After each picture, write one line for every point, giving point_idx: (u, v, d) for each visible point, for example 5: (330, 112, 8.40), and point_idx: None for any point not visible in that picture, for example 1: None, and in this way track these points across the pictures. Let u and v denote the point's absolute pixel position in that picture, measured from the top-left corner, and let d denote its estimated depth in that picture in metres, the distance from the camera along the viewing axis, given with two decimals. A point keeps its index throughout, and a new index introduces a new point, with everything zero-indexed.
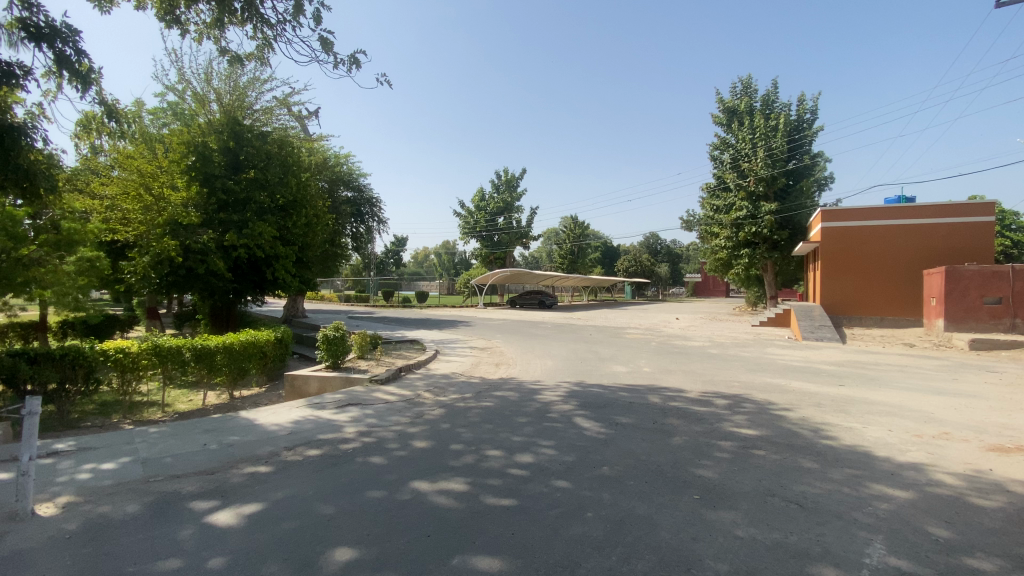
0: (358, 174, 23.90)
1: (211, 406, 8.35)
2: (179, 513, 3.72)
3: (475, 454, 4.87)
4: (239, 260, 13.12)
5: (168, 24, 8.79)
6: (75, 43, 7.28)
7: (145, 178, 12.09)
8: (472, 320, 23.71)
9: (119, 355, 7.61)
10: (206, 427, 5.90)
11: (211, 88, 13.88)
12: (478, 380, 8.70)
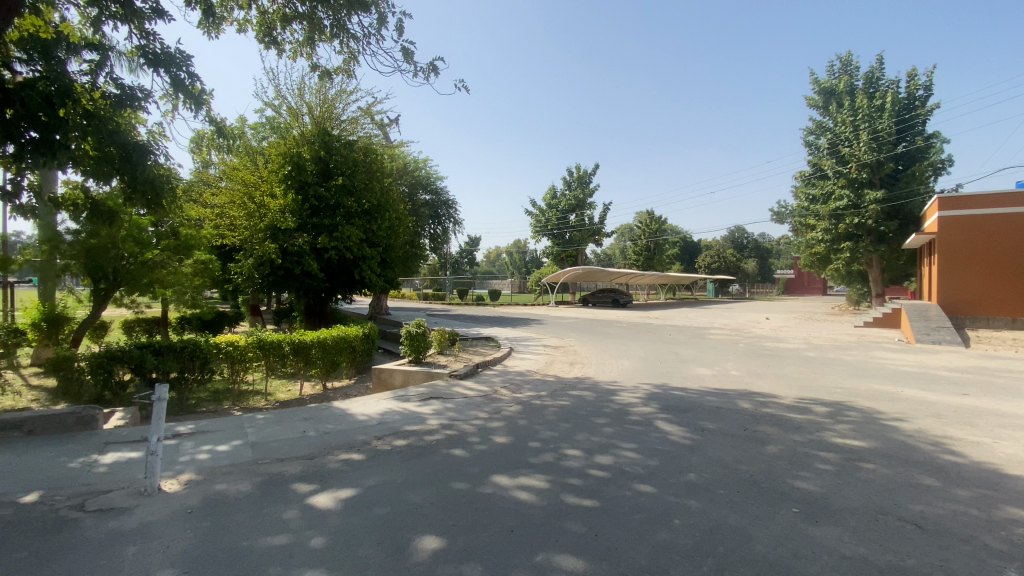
0: (435, 177, 24.79)
1: (307, 396, 9.04)
2: (284, 493, 4.05)
3: (555, 452, 4.85)
4: (330, 261, 14.03)
5: (267, 45, 9.57)
6: (187, 67, 8.16)
7: (248, 188, 13.53)
8: (545, 318, 23.72)
9: (229, 348, 8.44)
10: (304, 415, 6.38)
11: (304, 102, 15.05)
12: (554, 378, 8.69)
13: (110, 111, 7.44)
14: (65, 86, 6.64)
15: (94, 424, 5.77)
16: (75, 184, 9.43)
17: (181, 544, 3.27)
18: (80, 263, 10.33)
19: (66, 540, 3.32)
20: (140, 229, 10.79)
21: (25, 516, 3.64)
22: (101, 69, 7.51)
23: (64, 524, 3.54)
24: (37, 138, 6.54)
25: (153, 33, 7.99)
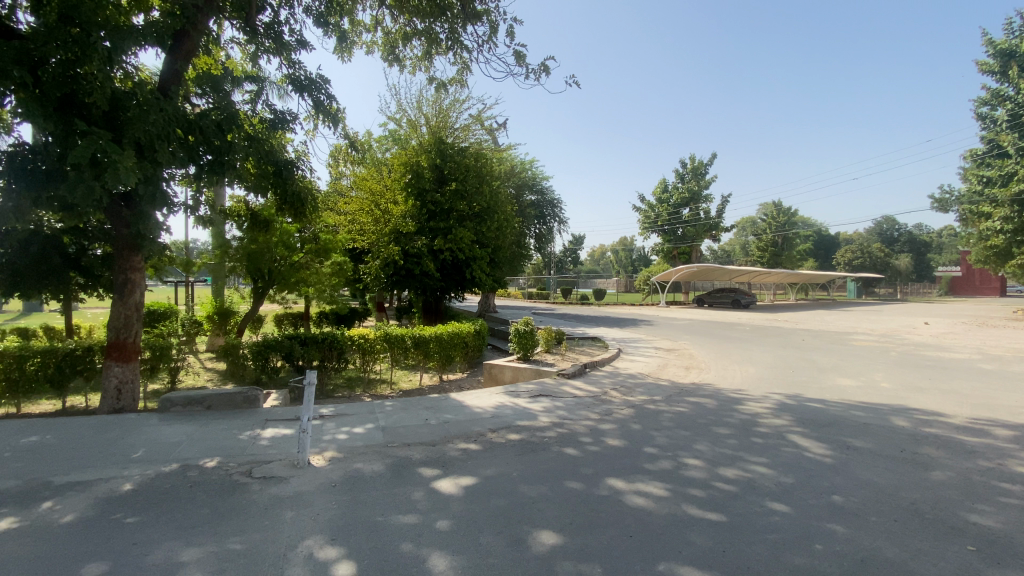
0: (542, 178, 25.12)
1: (426, 387, 9.67)
2: (411, 476, 4.37)
3: (673, 460, 4.64)
4: (445, 261, 14.85)
5: (391, 62, 10.41)
6: (326, 90, 9.18)
7: (376, 197, 14.61)
8: (655, 319, 22.81)
9: (361, 340, 9.32)
10: (425, 404, 6.83)
11: (422, 114, 16.20)
12: (668, 383, 8.32)
13: (267, 133, 8.66)
14: (231, 114, 7.74)
15: (256, 403, 6.72)
16: (237, 198, 10.92)
17: (327, 513, 3.68)
18: (244, 264, 12.16)
19: (239, 501, 3.91)
20: (290, 235, 12.35)
21: (209, 477, 4.36)
22: (259, 97, 8.72)
23: (237, 487, 4.18)
24: (212, 160, 7.73)
25: (299, 61, 9.07)
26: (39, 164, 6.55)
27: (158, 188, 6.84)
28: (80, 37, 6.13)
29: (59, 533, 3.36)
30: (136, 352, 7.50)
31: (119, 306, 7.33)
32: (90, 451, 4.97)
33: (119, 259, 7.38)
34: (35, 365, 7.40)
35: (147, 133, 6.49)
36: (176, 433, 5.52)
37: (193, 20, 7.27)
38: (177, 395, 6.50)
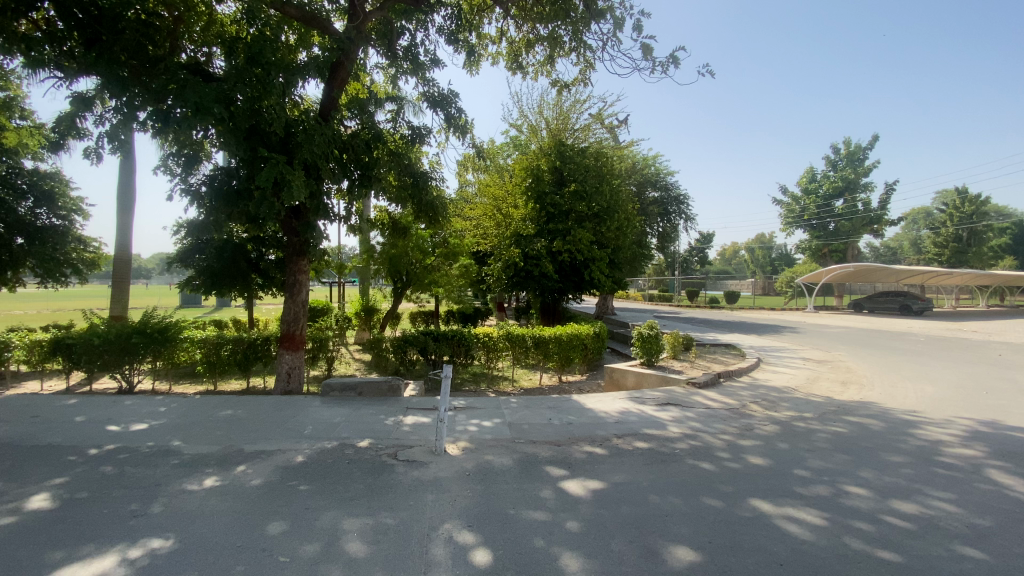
0: (666, 174, 24.02)
1: (546, 386, 9.80)
2: (540, 474, 4.46)
3: (829, 486, 4.12)
4: (564, 263, 14.89)
5: (514, 70, 10.76)
6: (456, 104, 9.79)
7: (497, 202, 15.22)
8: (798, 326, 20.45)
9: (486, 338, 9.77)
10: (550, 404, 6.92)
11: (543, 118, 16.51)
12: (818, 399, 7.40)
13: (406, 148, 9.50)
14: (377, 132, 8.81)
15: (398, 392, 7.41)
16: (379, 208, 12.04)
17: (463, 501, 3.92)
18: (385, 267, 13.42)
19: (387, 480, 4.33)
20: (423, 240, 13.40)
21: (362, 456, 4.90)
22: (399, 115, 9.58)
23: (385, 467, 4.64)
24: (360, 174, 8.63)
25: (433, 79, 9.78)
26: (231, 185, 7.81)
27: (320, 202, 7.89)
28: (263, 76, 7.27)
29: (251, 492, 4.03)
30: (302, 342, 8.69)
31: (290, 303, 8.58)
32: (270, 425, 5.89)
33: (290, 264, 8.60)
34: (229, 350, 8.95)
35: (312, 154, 7.47)
36: (334, 414, 6.30)
37: (347, 50, 8.15)
38: (335, 381, 7.41)
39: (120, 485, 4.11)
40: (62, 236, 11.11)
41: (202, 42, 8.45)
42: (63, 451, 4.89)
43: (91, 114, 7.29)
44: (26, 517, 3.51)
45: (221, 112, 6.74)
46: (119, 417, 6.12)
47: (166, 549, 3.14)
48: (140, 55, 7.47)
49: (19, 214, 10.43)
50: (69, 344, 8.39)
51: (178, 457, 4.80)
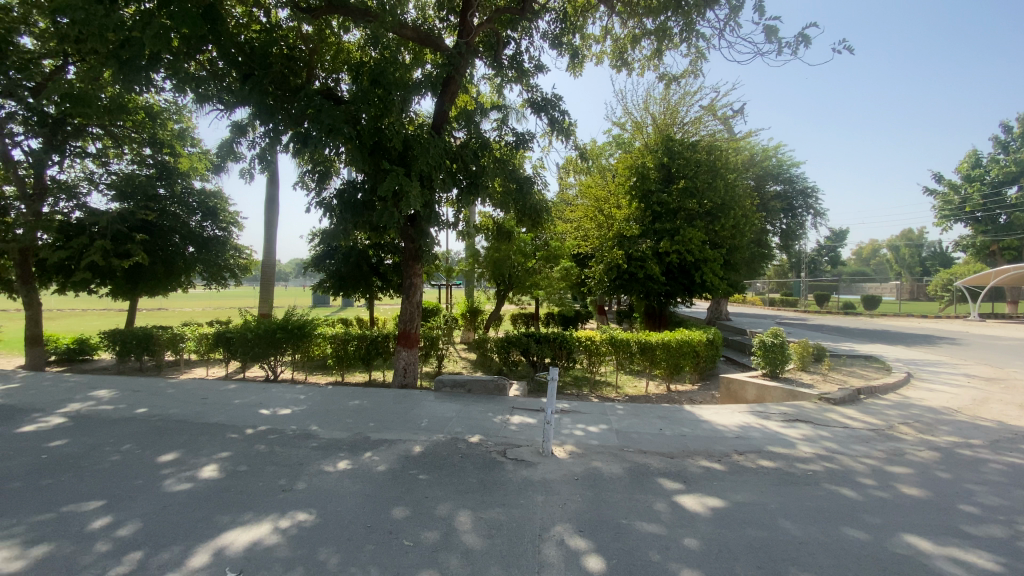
0: (789, 165, 21.91)
1: (653, 395, 9.40)
2: (652, 485, 4.30)
3: (1009, 528, 3.46)
4: (672, 265, 14.20)
5: (619, 68, 10.54)
6: (560, 106, 9.83)
7: (598, 203, 15.16)
8: (960, 337, 17.40)
9: (588, 342, 9.58)
10: (660, 413, 6.65)
11: (648, 114, 15.99)
12: (992, 424, 6.24)
13: (511, 154, 9.74)
14: (484, 141, 9.17)
15: (506, 391, 7.60)
16: (484, 214, 12.43)
17: (573, 505, 3.90)
18: (490, 270, 13.84)
19: (498, 477, 4.46)
20: (525, 244, 13.62)
21: (474, 451, 5.10)
22: (504, 123, 9.85)
23: (495, 464, 4.78)
24: (468, 182, 8.98)
25: (537, 84, 9.91)
26: (356, 196, 8.61)
27: (432, 210, 8.38)
28: (384, 96, 7.97)
29: (377, 478, 4.38)
30: (417, 340, 9.27)
31: (406, 303, 9.21)
32: (390, 416, 6.36)
33: (406, 268, 9.22)
34: (355, 345, 9.83)
35: (426, 166, 7.96)
36: (446, 410, 6.64)
37: (457, 65, 8.54)
38: (446, 377, 7.80)
39: (271, 462, 4.70)
40: (221, 244, 12.98)
41: (332, 69, 9.37)
42: (226, 429, 5.72)
43: (244, 139, 8.43)
44: (202, 484, 4.15)
45: (350, 131, 7.48)
46: (268, 402, 7.02)
47: (309, 522, 3.53)
48: (284, 86, 8.52)
49: (191, 227, 12.38)
50: (228, 337, 9.80)
51: (315, 441, 5.38)
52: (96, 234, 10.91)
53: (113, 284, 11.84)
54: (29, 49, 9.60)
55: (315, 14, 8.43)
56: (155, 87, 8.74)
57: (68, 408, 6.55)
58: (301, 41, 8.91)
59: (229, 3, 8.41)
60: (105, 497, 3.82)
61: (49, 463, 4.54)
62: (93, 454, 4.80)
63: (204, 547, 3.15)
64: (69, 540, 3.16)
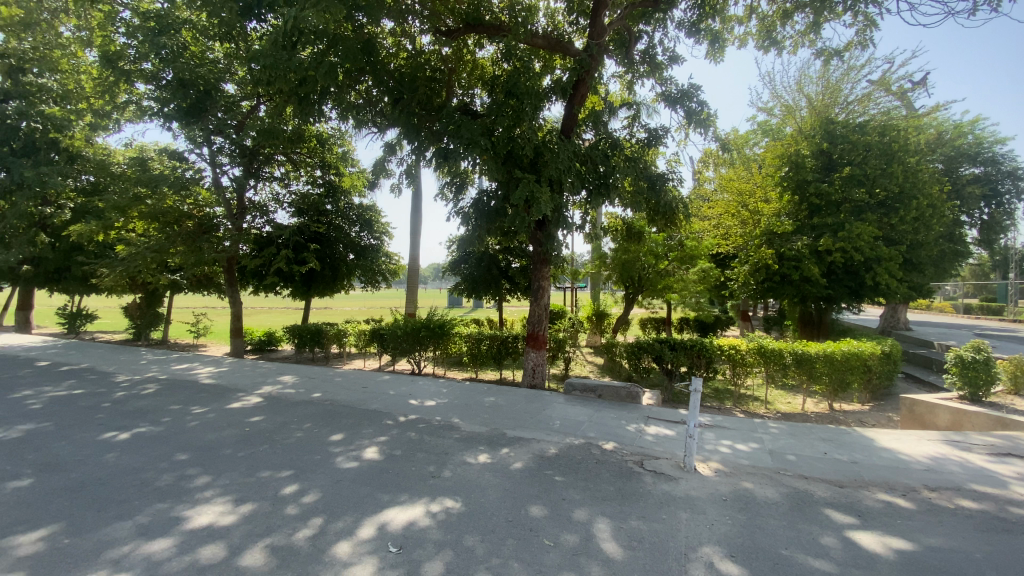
0: (994, 141, 17.90)
1: (811, 414, 8.31)
2: (815, 515, 3.81)
3: None
4: (834, 265, 12.40)
5: (767, 48, 9.56)
6: (699, 96, 9.21)
7: (743, 197, 13.61)
8: None
9: (732, 351, 8.79)
10: (821, 435, 5.85)
11: (803, 95, 14.33)
12: None
13: (643, 152, 9.38)
14: (614, 140, 8.96)
15: (639, 399, 7.34)
16: (613, 215, 12.14)
17: (722, 527, 3.61)
18: (619, 273, 13.46)
19: (636, 488, 4.31)
20: (657, 244, 13.02)
21: (609, 458, 5.00)
22: (635, 120, 9.54)
23: (632, 474, 4.64)
24: (598, 183, 8.80)
25: (671, 76, 9.42)
26: (490, 204, 8.98)
27: (562, 214, 8.39)
28: (518, 106, 8.14)
29: (515, 474, 4.52)
30: (545, 342, 9.39)
31: (535, 306, 9.35)
32: (524, 415, 6.53)
33: (535, 272, 9.36)
34: (487, 345, 10.23)
35: (557, 170, 7.99)
36: (578, 414, 6.62)
37: (588, 67, 8.43)
38: (577, 381, 7.77)
39: (420, 449, 5.12)
40: (375, 251, 14.61)
41: (468, 84, 9.92)
42: (382, 416, 6.37)
43: (394, 157, 9.35)
44: (364, 464, 4.66)
45: (486, 143, 7.78)
46: (415, 393, 7.67)
47: (456, 509, 3.76)
48: (427, 105, 9.22)
49: (352, 237, 14.12)
50: (381, 333, 10.93)
51: (457, 433, 5.73)
52: (281, 244, 12.86)
53: (294, 287, 13.91)
54: (232, 94, 11.66)
55: (455, 36, 8.92)
56: (324, 116, 10.09)
57: (262, 390, 7.88)
58: (441, 62, 9.56)
59: (381, 36, 9.32)
60: (291, 468, 4.49)
61: (251, 435, 5.48)
62: (282, 430, 5.69)
63: (369, 520, 3.52)
64: (268, 501, 3.78)
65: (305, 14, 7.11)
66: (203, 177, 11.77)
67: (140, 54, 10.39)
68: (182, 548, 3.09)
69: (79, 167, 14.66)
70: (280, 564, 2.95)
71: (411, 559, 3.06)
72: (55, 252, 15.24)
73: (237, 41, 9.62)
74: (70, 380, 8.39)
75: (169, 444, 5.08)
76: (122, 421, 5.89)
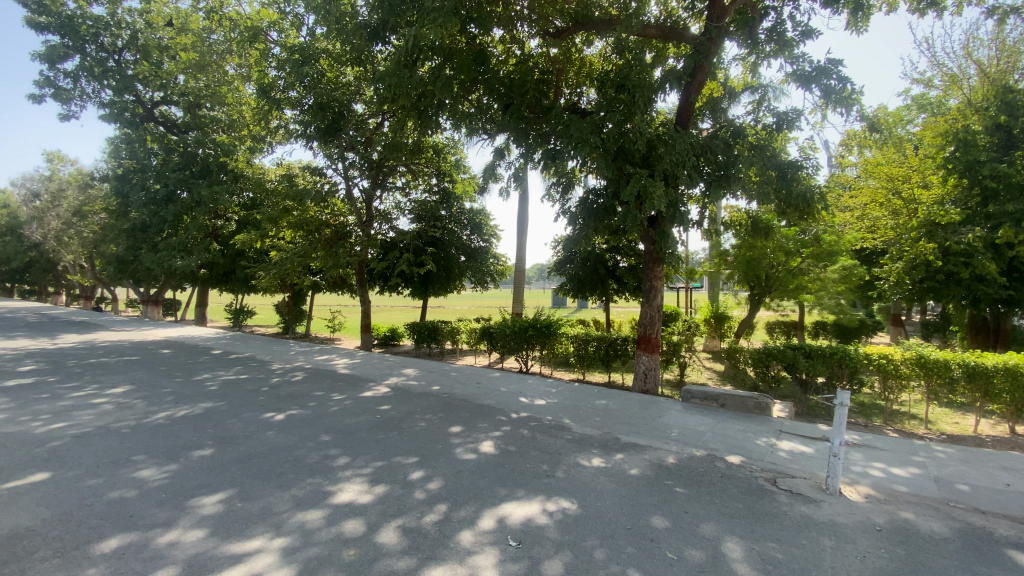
0: None
1: (989, 437, 6.97)
2: (1005, 560, 3.16)
3: None
4: (1019, 261, 10.28)
5: (925, 11, 8.20)
6: (840, 72, 8.17)
7: (893, 183, 12.13)
8: None
9: (884, 360, 7.52)
10: (1007, 465, 4.86)
11: (973, 61, 12.11)
12: None
13: (770, 138, 8.58)
14: (737, 128, 8.31)
15: (768, 411, 6.69)
16: (733, 209, 11.25)
17: (877, 561, 3.15)
18: (741, 271, 12.45)
19: (770, 507, 3.92)
20: (787, 239, 11.81)
21: (736, 473, 4.62)
22: (761, 104, 8.76)
23: (764, 492, 4.23)
24: (719, 175, 8.19)
25: (803, 53, 8.49)
26: (598, 202, 8.82)
27: (678, 210, 7.98)
28: (630, 100, 7.82)
29: (632, 481, 4.37)
30: (658, 345, 8.97)
31: (647, 307, 8.96)
32: (639, 420, 6.30)
33: (647, 271, 9.00)
34: (595, 346, 10.02)
35: (672, 163, 7.61)
36: (698, 422, 6.23)
37: (707, 52, 7.91)
38: (696, 389, 7.30)
39: (534, 447, 5.17)
40: (484, 253, 15.17)
41: (575, 83, 9.90)
42: (496, 412, 6.56)
43: (504, 161, 9.58)
44: (482, 457, 4.83)
45: (597, 141, 7.62)
46: (526, 392, 7.80)
47: (572, 511, 3.73)
48: (538, 107, 9.30)
49: (462, 240, 14.82)
50: (491, 332, 11.29)
51: (569, 434, 5.70)
52: (402, 248, 13.90)
53: (412, 288, 14.92)
54: (360, 112, 12.81)
55: (563, 35, 8.86)
56: (440, 128, 10.72)
57: (389, 380, 8.56)
58: (549, 64, 9.59)
59: (491, 45, 9.64)
60: (417, 455, 4.79)
61: (380, 422, 5.97)
62: (406, 419, 6.11)
63: (489, 512, 3.63)
64: (398, 485, 4.07)
65: (424, 31, 7.55)
66: (337, 190, 13.12)
67: (288, 84, 11.86)
68: (329, 520, 3.44)
69: (241, 185, 17.15)
70: (411, 544, 3.15)
71: (531, 555, 3.08)
72: (224, 257, 18.01)
73: (365, 64, 10.58)
74: (237, 366, 9.84)
75: (314, 425, 5.72)
76: (277, 403, 6.76)
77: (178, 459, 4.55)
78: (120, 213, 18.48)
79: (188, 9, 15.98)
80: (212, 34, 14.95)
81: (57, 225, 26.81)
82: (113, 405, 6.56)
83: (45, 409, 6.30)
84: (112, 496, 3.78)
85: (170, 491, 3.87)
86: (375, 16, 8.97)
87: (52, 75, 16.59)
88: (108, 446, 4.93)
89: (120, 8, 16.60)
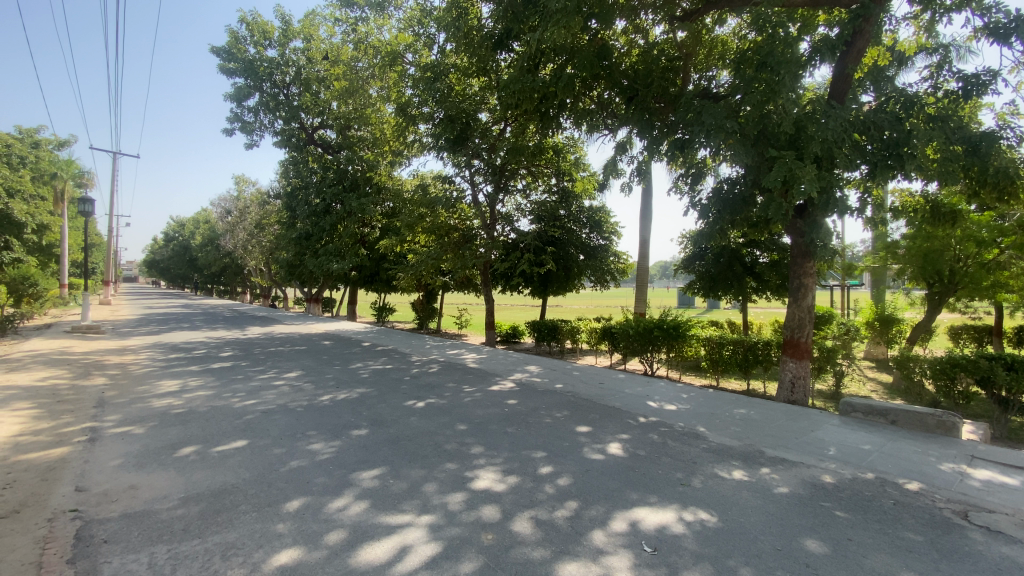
0: None
1: None
2: None
3: None
4: None
5: None
6: None
7: None
8: None
9: None
10: None
11: None
12: None
13: (956, 107, 7.16)
14: (909, 98, 7.08)
15: (955, 431, 5.60)
16: (903, 192, 9.59)
17: None
18: (915, 266, 10.58)
19: (959, 544, 3.28)
20: (978, 227, 9.57)
21: (913, 502, 3.94)
22: (941, 68, 7.37)
23: (953, 526, 3.55)
24: (886, 153, 7.02)
25: (997, 2, 6.95)
26: (733, 192, 8.11)
27: (833, 196, 6.96)
28: (772, 78, 7.00)
29: (781, 499, 3.96)
30: (808, 350, 8.00)
31: (794, 307, 8.05)
32: (786, 433, 5.70)
33: (795, 267, 8.07)
34: (730, 350, 9.26)
35: (826, 143, 6.64)
36: (862, 441, 5.44)
37: (868, 15, 6.87)
38: (857, 401, 6.38)
39: (665, 453, 4.96)
40: (604, 251, 14.92)
41: (704, 67, 9.28)
42: (623, 414, 6.43)
43: (626, 155, 9.30)
44: (611, 458, 4.77)
45: (733, 126, 7.00)
46: (654, 395, 7.53)
47: (712, 523, 3.50)
48: (666, 97, 8.84)
49: (582, 238, 14.75)
50: (613, 332, 11.02)
51: (705, 442, 5.37)
52: (523, 248, 14.24)
53: (533, 288, 15.18)
54: (485, 121, 13.43)
55: (693, 17, 8.31)
56: (562, 128, 10.84)
57: (516, 376, 8.86)
58: (676, 49, 9.05)
59: (613, 38, 9.36)
60: (546, 450, 4.88)
61: (509, 415, 6.21)
62: (533, 414, 6.26)
63: (621, 515, 3.56)
64: (529, 478, 4.18)
65: (548, 35, 7.60)
66: (464, 196, 13.87)
67: (421, 100, 12.83)
68: (469, 504, 3.67)
69: (383, 195, 18.96)
70: (546, 536, 3.23)
71: (668, 563, 2.97)
72: (369, 260, 20.06)
73: (490, 73, 11.05)
74: (382, 358, 10.95)
75: (450, 415, 6.14)
76: (417, 392, 7.38)
77: (341, 436, 5.22)
78: (289, 224, 21.63)
79: (340, 42, 18.19)
80: (359, 62, 16.64)
81: (243, 235, 32.23)
82: (289, 387, 7.71)
83: (240, 389, 7.61)
84: (292, 465, 4.44)
85: (336, 464, 4.43)
86: (500, 26, 9.31)
87: (240, 112, 19.97)
88: (288, 422, 5.82)
89: (288, 48, 19.42)
